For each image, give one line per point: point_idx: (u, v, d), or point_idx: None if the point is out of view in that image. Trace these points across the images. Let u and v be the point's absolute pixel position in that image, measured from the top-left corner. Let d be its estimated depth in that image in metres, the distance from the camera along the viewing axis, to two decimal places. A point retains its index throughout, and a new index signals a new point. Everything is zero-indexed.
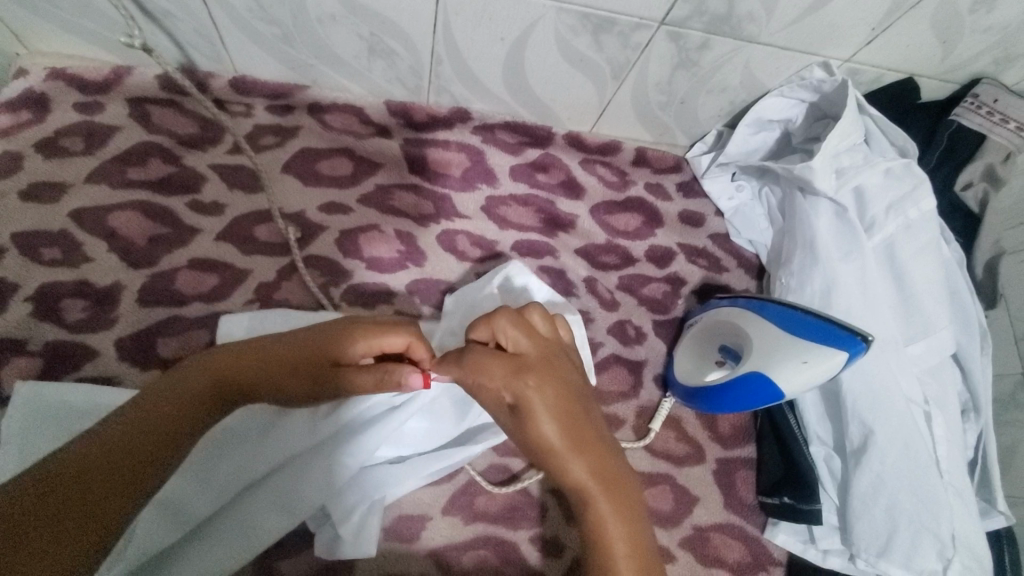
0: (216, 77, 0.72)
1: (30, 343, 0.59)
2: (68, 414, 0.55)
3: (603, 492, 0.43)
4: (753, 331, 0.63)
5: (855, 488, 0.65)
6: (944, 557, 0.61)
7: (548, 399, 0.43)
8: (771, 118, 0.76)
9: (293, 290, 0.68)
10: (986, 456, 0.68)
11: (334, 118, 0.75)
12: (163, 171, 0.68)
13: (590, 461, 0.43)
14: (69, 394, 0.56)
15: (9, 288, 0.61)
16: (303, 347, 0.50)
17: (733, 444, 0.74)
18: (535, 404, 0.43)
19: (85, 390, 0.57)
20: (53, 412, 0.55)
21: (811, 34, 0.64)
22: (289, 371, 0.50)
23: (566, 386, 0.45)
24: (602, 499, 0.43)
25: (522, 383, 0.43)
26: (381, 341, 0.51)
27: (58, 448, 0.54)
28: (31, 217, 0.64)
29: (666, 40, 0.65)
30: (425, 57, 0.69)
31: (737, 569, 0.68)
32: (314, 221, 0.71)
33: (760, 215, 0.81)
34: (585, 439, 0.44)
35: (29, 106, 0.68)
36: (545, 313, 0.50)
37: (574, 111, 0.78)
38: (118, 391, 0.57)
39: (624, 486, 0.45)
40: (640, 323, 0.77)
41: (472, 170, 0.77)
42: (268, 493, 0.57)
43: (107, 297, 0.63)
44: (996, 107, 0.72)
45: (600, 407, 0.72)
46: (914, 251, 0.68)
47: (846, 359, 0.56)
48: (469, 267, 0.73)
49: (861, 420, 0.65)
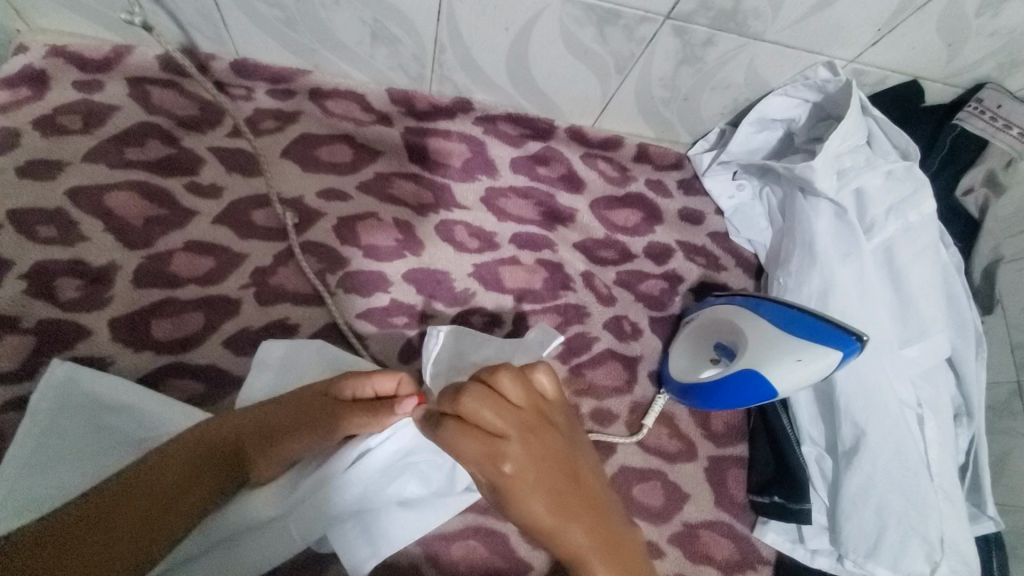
0: (217, 60, 0.71)
1: (23, 320, 0.59)
2: (89, 403, 0.56)
3: (599, 555, 0.44)
4: (749, 329, 0.63)
5: (845, 489, 0.65)
6: (931, 559, 0.62)
7: (526, 477, 0.43)
8: (774, 117, 0.75)
9: (289, 275, 0.67)
10: (976, 461, 0.69)
11: (335, 104, 0.74)
12: (161, 153, 0.68)
13: (579, 524, 0.44)
14: (94, 383, 0.56)
15: (4, 265, 0.60)
16: (309, 399, 0.55)
17: (726, 442, 0.74)
18: (506, 482, 0.44)
19: (107, 381, 0.57)
20: (75, 398, 0.56)
21: (817, 33, 0.64)
22: (294, 417, 0.54)
23: (540, 457, 0.44)
24: (598, 560, 0.44)
25: (497, 472, 0.43)
26: (375, 385, 0.56)
27: (73, 435, 0.54)
28: (27, 194, 0.63)
29: (671, 35, 0.65)
30: (428, 45, 0.69)
31: (725, 567, 0.68)
32: (312, 207, 0.70)
33: (760, 214, 0.81)
34: (571, 503, 0.45)
35: (28, 82, 0.68)
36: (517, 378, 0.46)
37: (577, 104, 0.78)
38: (141, 389, 0.57)
39: (620, 541, 0.46)
40: (637, 319, 0.76)
41: (472, 161, 0.77)
42: (260, 541, 0.54)
43: (102, 277, 0.62)
44: (999, 113, 0.71)
45: (593, 402, 0.72)
46: (913, 255, 0.68)
47: (841, 358, 0.56)
48: (466, 257, 0.73)
49: (854, 422, 0.65)
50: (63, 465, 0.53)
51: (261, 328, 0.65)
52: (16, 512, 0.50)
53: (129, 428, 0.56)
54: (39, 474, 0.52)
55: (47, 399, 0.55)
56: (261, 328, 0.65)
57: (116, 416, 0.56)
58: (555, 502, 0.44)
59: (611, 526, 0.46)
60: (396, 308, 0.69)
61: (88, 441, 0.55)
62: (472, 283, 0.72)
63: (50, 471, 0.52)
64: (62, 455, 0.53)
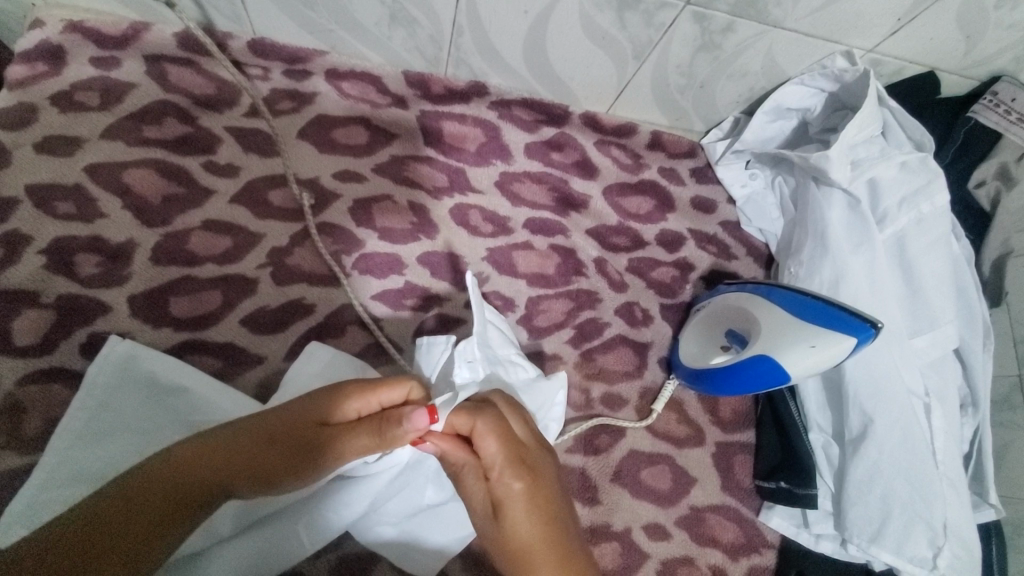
0: (234, 38, 0.71)
1: (43, 295, 0.60)
2: (144, 381, 0.58)
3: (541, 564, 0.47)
4: (762, 315, 0.63)
5: (851, 476, 0.67)
6: (934, 545, 0.63)
7: (473, 494, 0.51)
8: (789, 106, 0.76)
9: (305, 256, 0.68)
10: (980, 450, 0.70)
11: (350, 86, 0.74)
12: (179, 131, 0.68)
13: (525, 531, 0.48)
14: (149, 362, 0.58)
15: (23, 240, 0.61)
16: (313, 409, 0.52)
17: (733, 428, 0.75)
18: (488, 520, 0.50)
19: (160, 359, 0.58)
20: (131, 375, 0.58)
21: (837, 22, 0.64)
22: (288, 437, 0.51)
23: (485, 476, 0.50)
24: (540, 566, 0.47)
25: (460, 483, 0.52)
26: (381, 399, 0.53)
27: (128, 410, 0.57)
28: (46, 170, 0.63)
29: (690, 21, 0.65)
30: (446, 27, 0.68)
31: (731, 550, 0.70)
32: (328, 188, 0.71)
33: (772, 204, 0.81)
34: (512, 518, 0.48)
35: (45, 57, 0.68)
36: (492, 433, 0.50)
37: (593, 90, 0.78)
38: (191, 370, 0.59)
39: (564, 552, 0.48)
40: (648, 306, 0.77)
41: (487, 146, 0.77)
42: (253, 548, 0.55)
43: (121, 254, 0.63)
44: (1013, 106, 0.72)
45: (604, 386, 0.73)
46: (925, 246, 0.69)
47: (854, 345, 0.57)
48: (480, 241, 0.74)
49: (861, 409, 0.66)
50: (117, 436, 0.55)
51: (278, 307, 0.65)
52: (68, 480, 0.53)
53: (182, 410, 0.58)
54: (94, 445, 0.54)
55: (106, 375, 0.57)
56: (278, 307, 0.65)
57: (171, 396, 0.58)
58: (534, 530, 0.48)
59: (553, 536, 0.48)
60: (411, 290, 0.70)
61: (140, 418, 0.57)
62: (485, 267, 0.73)
63: (105, 443, 0.55)
64: (117, 427, 0.56)
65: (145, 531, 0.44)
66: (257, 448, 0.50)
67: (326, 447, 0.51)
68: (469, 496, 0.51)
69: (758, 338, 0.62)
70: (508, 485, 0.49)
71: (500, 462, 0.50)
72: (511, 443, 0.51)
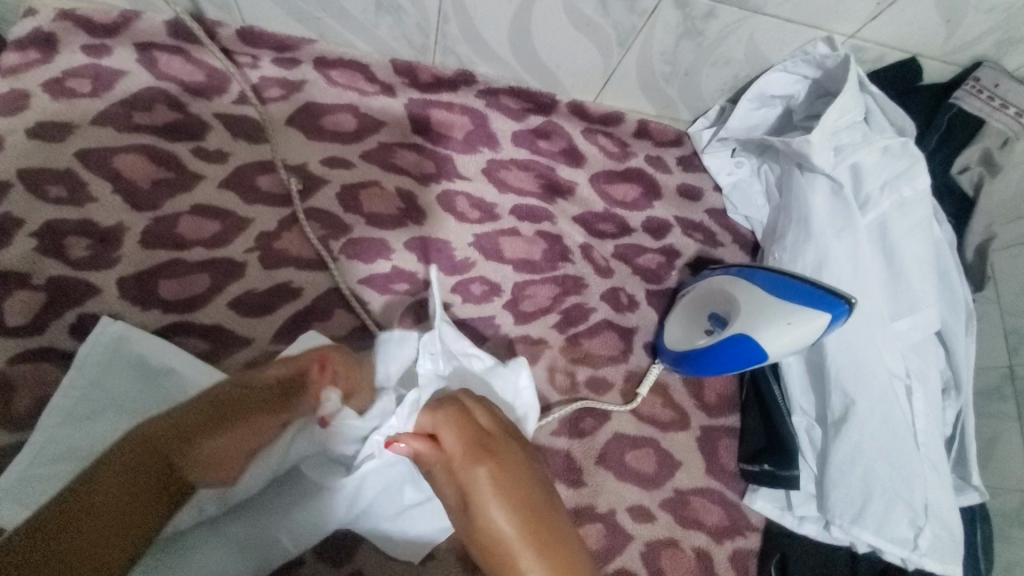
0: (224, 27, 0.72)
1: (33, 277, 0.61)
2: (138, 363, 0.59)
3: (520, 543, 0.48)
4: (742, 295, 0.64)
5: (833, 457, 0.67)
6: (915, 525, 0.63)
7: (447, 487, 0.52)
8: (773, 93, 0.76)
9: (293, 240, 0.69)
10: (963, 433, 0.70)
11: (339, 74, 0.75)
12: (169, 118, 0.69)
13: (500, 512, 0.49)
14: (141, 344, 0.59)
15: (14, 223, 0.62)
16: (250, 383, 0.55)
17: (718, 413, 0.76)
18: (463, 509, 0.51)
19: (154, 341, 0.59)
20: (124, 356, 0.58)
21: (817, 7, 0.64)
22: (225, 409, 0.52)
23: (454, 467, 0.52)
24: (519, 547, 0.48)
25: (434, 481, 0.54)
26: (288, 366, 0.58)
27: (118, 391, 0.57)
28: (37, 155, 0.65)
29: (672, 7, 0.65)
30: (432, 14, 0.69)
31: (714, 532, 0.70)
32: (316, 174, 0.71)
33: (757, 191, 0.82)
34: (485, 499, 0.50)
35: (38, 45, 0.69)
36: (449, 427, 0.54)
37: (579, 79, 0.79)
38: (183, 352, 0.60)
39: (537, 527, 0.49)
40: (634, 291, 0.78)
41: (474, 133, 0.78)
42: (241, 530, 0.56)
43: (110, 237, 0.64)
44: (996, 92, 0.72)
45: (589, 370, 0.74)
46: (906, 229, 0.69)
47: (830, 320, 0.57)
48: (467, 228, 0.74)
49: (843, 391, 0.66)
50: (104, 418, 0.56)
51: (265, 290, 0.66)
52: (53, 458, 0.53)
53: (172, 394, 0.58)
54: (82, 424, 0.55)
55: (98, 359, 0.58)
56: (265, 291, 0.66)
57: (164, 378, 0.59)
58: (507, 508, 0.50)
59: (528, 512, 0.50)
60: (398, 275, 0.71)
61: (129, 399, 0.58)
62: (472, 253, 0.74)
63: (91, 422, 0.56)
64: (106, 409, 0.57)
65: (125, 511, 0.43)
66: (199, 417, 0.51)
67: (278, 407, 0.55)
68: (441, 492, 0.53)
69: (739, 322, 0.62)
70: (472, 471, 0.51)
71: (461, 453, 0.52)
72: (470, 436, 0.54)
